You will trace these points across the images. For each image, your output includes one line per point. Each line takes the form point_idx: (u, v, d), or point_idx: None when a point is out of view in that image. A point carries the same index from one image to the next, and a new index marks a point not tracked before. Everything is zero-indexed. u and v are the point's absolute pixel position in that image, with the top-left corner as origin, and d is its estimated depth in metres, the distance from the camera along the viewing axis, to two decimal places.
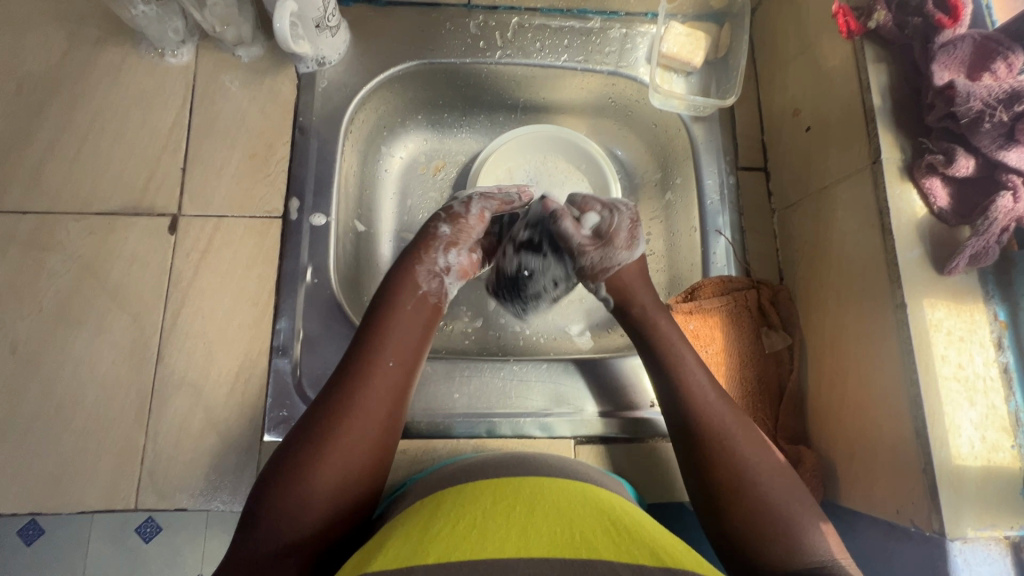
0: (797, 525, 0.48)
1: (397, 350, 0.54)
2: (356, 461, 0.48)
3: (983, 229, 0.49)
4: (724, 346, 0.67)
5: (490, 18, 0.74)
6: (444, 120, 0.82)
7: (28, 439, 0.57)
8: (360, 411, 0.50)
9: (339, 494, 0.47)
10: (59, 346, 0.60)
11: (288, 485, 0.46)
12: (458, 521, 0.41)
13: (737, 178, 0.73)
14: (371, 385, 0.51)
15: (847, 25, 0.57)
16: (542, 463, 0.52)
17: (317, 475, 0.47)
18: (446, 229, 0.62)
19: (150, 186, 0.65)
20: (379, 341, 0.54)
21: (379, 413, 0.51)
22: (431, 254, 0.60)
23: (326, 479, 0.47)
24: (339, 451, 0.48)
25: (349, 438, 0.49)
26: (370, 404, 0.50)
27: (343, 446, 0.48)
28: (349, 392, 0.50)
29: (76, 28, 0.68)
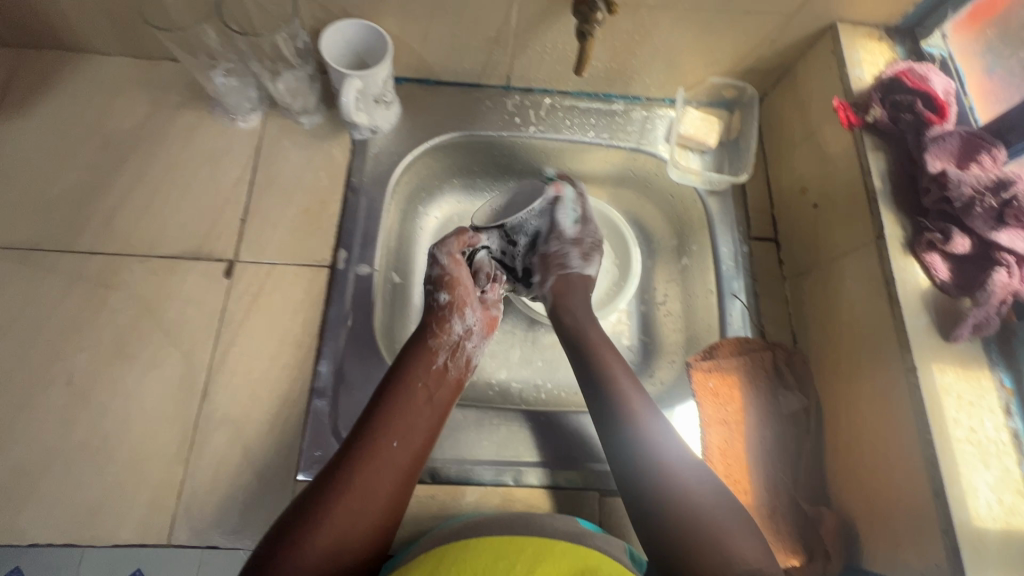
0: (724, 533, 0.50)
1: (407, 426, 0.57)
2: (359, 525, 0.51)
3: (983, 300, 0.54)
4: (743, 405, 0.69)
5: (526, 99, 0.83)
6: (478, 184, 0.90)
7: (71, 468, 0.59)
8: (365, 477, 0.52)
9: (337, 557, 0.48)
10: (112, 379, 0.63)
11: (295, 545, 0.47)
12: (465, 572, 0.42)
13: (749, 248, 0.78)
14: (382, 454, 0.54)
15: (849, 119, 0.64)
16: (542, 525, 0.54)
17: (319, 534, 0.48)
18: (444, 297, 0.68)
19: (212, 233, 0.71)
20: (393, 414, 0.57)
21: (384, 483, 0.53)
22: (445, 327, 0.66)
23: (326, 538, 0.49)
24: (347, 522, 0.50)
25: (354, 503, 0.51)
26: (377, 471, 0.53)
27: (344, 519, 0.50)
28: (358, 460, 0.53)
29: (160, 94, 0.76)
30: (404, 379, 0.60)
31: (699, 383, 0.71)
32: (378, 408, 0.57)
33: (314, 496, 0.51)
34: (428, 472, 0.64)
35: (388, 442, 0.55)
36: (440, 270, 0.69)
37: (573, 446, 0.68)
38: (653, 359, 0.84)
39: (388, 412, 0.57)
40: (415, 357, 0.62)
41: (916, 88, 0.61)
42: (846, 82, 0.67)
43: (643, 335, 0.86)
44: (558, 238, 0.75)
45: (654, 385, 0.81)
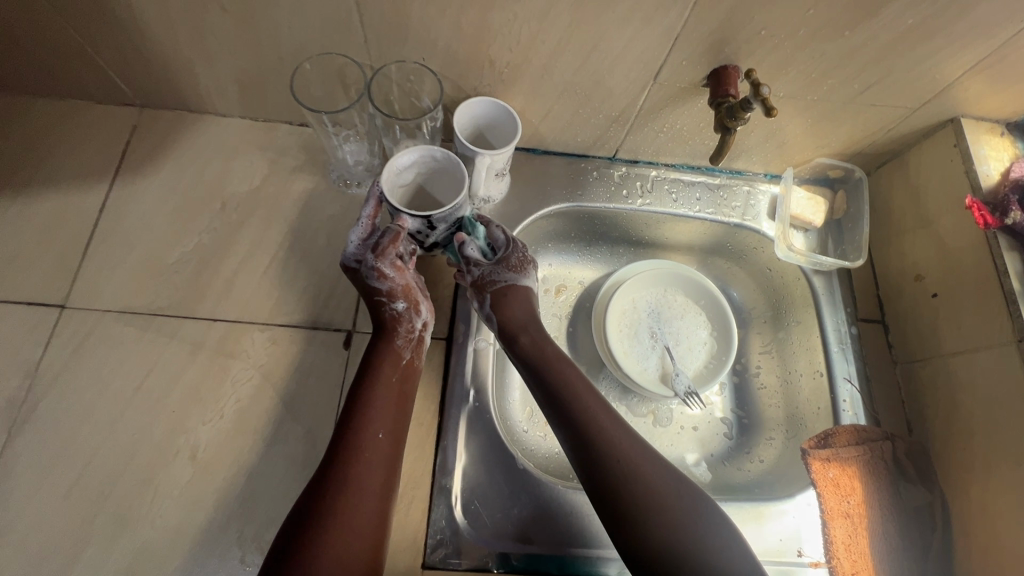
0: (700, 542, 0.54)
1: (386, 425, 0.59)
2: (363, 543, 0.51)
3: None
4: (864, 498, 0.68)
5: (631, 171, 0.84)
6: (573, 248, 0.91)
7: (196, 550, 0.58)
8: (360, 488, 0.53)
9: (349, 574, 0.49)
10: (236, 454, 0.62)
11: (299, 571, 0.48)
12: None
13: (858, 329, 0.78)
14: (366, 459, 0.55)
15: (984, 218, 0.65)
16: None
17: (325, 556, 0.49)
18: (401, 305, 0.65)
19: (330, 302, 0.70)
20: (367, 418, 0.58)
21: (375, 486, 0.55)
22: (405, 325, 0.66)
23: (337, 558, 0.49)
24: (352, 520, 0.52)
25: (354, 517, 0.52)
26: (367, 479, 0.54)
27: (350, 522, 0.51)
28: (348, 472, 0.54)
29: (277, 158, 0.77)
30: (370, 383, 0.61)
31: (818, 472, 0.69)
32: (353, 416, 0.58)
33: (310, 518, 0.51)
34: (554, 562, 0.62)
35: (368, 443, 0.56)
36: (387, 284, 0.64)
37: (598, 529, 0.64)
38: (753, 436, 0.82)
39: (364, 407, 0.58)
40: (380, 356, 0.63)
41: None
42: (974, 178, 0.67)
43: (739, 409, 0.84)
44: (511, 249, 0.70)
45: (755, 464, 0.80)
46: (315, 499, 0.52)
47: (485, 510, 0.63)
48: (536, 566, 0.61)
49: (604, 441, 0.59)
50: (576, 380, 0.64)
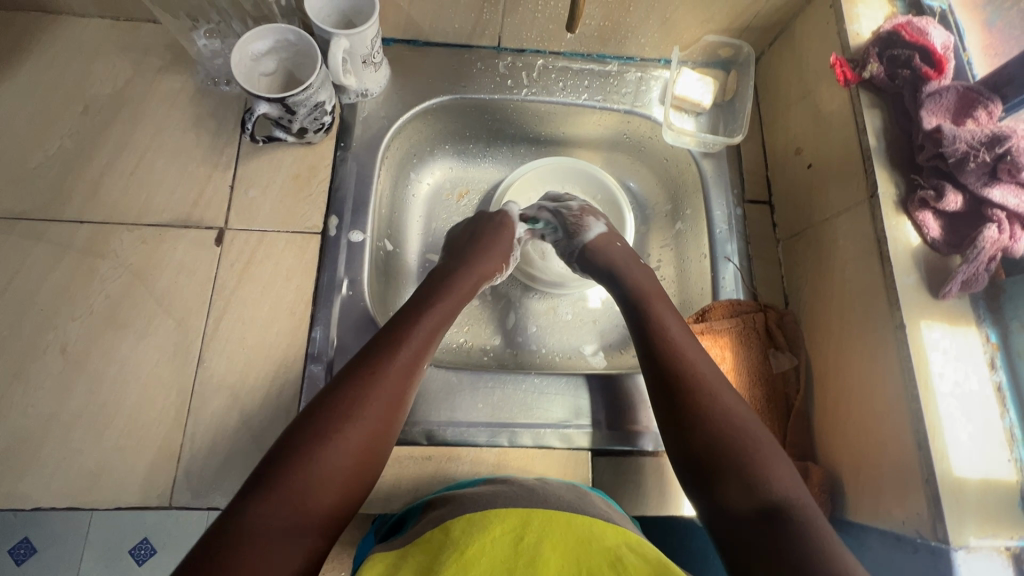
0: (755, 455, 0.52)
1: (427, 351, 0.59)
2: (371, 446, 0.51)
3: (973, 257, 0.54)
4: (734, 366, 0.70)
5: (518, 60, 0.81)
6: (470, 150, 0.89)
7: (70, 436, 0.60)
8: (377, 395, 0.52)
9: (352, 475, 0.48)
10: (107, 347, 0.63)
11: (301, 462, 0.46)
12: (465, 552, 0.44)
13: (743, 210, 0.78)
14: (399, 370, 0.55)
15: (844, 75, 0.63)
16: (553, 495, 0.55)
17: (334, 450, 0.48)
18: None
19: (200, 201, 0.70)
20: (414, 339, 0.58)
21: (395, 399, 0.54)
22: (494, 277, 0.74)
23: (344, 457, 0.48)
24: (372, 411, 0.51)
25: (367, 417, 0.51)
26: (390, 387, 0.53)
27: (369, 412, 0.51)
28: (376, 380, 0.53)
29: (141, 58, 0.74)
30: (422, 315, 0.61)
31: None
32: (400, 335, 0.58)
33: (320, 412, 0.50)
34: (423, 434, 0.65)
35: (407, 362, 0.56)
36: None
37: (479, 407, 0.67)
38: None
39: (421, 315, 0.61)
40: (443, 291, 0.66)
41: (914, 42, 0.60)
42: (844, 38, 0.65)
43: None
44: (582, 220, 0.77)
45: None
46: (334, 392, 0.52)
47: None
48: (405, 438, 0.64)
49: (672, 364, 0.59)
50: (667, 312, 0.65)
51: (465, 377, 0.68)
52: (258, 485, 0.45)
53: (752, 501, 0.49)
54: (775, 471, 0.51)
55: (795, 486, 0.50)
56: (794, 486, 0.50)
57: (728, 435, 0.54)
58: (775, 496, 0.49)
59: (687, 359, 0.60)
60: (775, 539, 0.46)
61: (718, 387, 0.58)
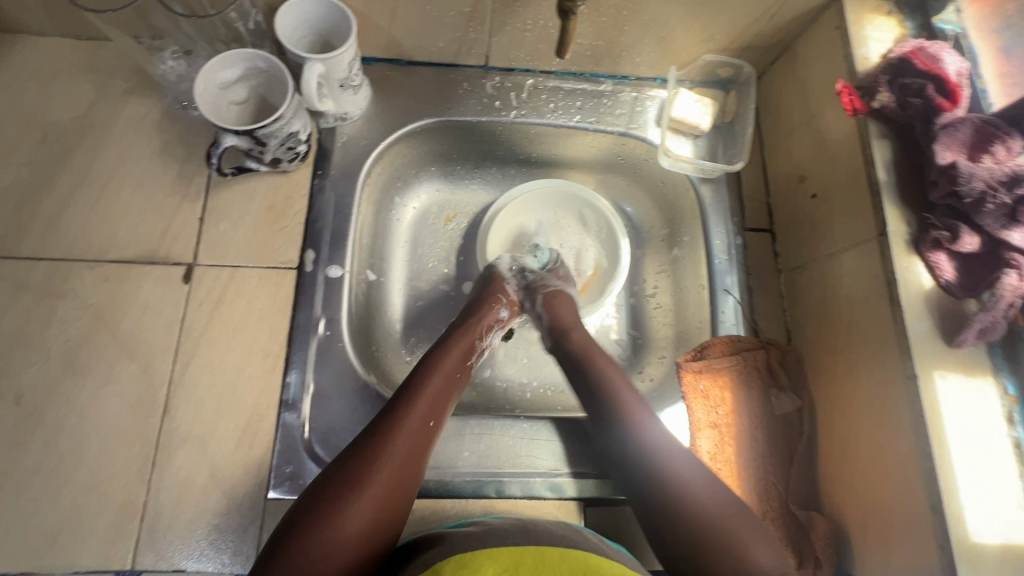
0: (740, 539, 0.50)
1: (440, 405, 0.58)
2: (381, 513, 0.50)
3: (992, 304, 0.50)
4: (734, 407, 0.67)
5: (507, 80, 0.77)
6: (457, 172, 0.85)
7: (24, 494, 0.56)
8: (387, 456, 0.52)
9: (361, 544, 0.48)
10: (66, 397, 0.59)
11: (309, 536, 0.47)
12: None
13: (744, 239, 0.74)
14: (410, 432, 0.54)
15: (852, 104, 0.59)
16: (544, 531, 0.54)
17: (343, 521, 0.48)
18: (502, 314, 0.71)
19: (168, 235, 0.66)
20: (421, 395, 0.57)
21: (405, 460, 0.52)
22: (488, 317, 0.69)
23: (352, 525, 0.48)
24: (388, 471, 0.51)
25: (384, 475, 0.51)
26: (401, 451, 0.53)
27: (385, 472, 0.51)
28: (386, 440, 0.53)
29: (104, 80, 0.69)
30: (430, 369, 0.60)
31: (688, 384, 0.68)
32: (411, 390, 0.57)
33: (337, 474, 0.50)
34: None
35: (416, 421, 0.55)
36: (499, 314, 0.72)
37: (466, 455, 0.63)
38: (643, 354, 0.80)
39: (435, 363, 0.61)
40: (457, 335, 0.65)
41: (926, 72, 0.57)
42: (851, 62, 0.61)
43: (633, 329, 0.82)
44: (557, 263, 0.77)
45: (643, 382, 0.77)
46: (354, 450, 0.52)
47: (335, 439, 0.62)
48: None
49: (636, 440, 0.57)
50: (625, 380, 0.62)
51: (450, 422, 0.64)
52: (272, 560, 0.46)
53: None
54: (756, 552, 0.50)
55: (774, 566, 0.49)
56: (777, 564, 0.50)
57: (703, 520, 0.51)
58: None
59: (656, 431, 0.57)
60: None
61: (683, 466, 0.55)
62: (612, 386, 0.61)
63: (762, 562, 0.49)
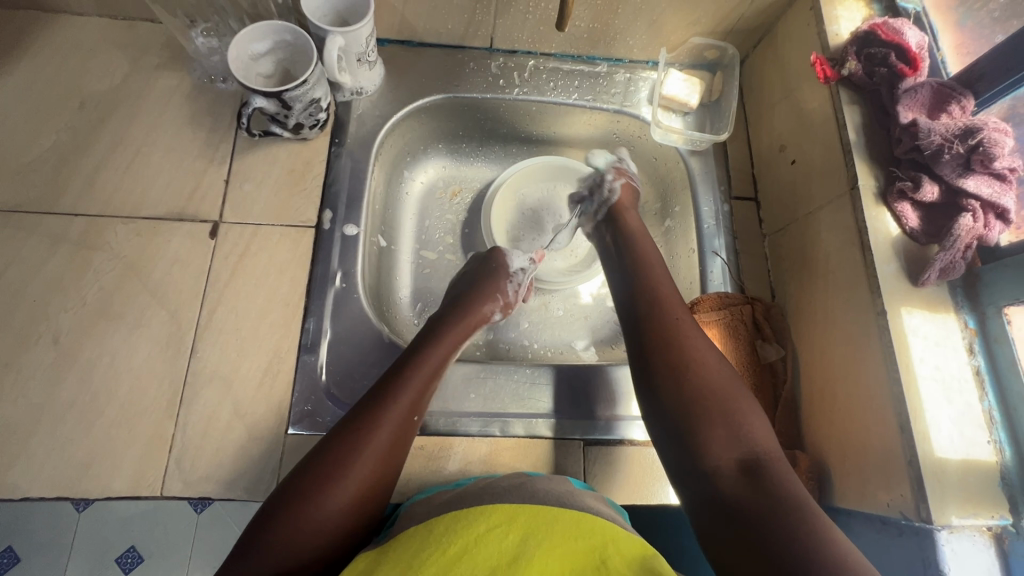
0: (736, 414, 0.54)
1: (419, 403, 0.58)
2: (357, 503, 0.51)
3: (949, 245, 0.56)
4: (722, 357, 0.71)
5: (510, 61, 0.83)
6: (463, 150, 0.91)
7: (60, 426, 0.60)
8: (368, 450, 0.52)
9: (336, 532, 0.49)
10: (100, 339, 0.63)
11: (286, 518, 0.48)
12: (451, 546, 0.44)
13: (730, 206, 0.80)
14: (389, 428, 0.54)
15: (824, 73, 0.65)
16: (535, 488, 0.55)
17: (319, 511, 0.49)
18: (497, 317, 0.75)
19: (195, 195, 0.71)
20: (402, 392, 0.57)
21: (383, 455, 0.53)
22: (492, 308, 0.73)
23: (329, 513, 0.49)
24: (367, 469, 0.52)
25: (363, 467, 0.52)
26: (380, 448, 0.53)
27: (365, 465, 0.52)
28: (368, 432, 0.53)
29: (137, 55, 0.75)
30: (411, 366, 0.60)
31: None
32: (391, 385, 0.57)
33: (314, 469, 0.51)
34: None
35: (396, 418, 0.55)
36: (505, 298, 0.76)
37: (474, 398, 0.68)
38: None
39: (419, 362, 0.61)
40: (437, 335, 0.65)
41: (889, 41, 0.63)
42: (823, 38, 0.68)
43: None
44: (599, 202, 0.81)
45: None
46: (335, 442, 0.53)
47: (350, 381, 0.66)
48: None
49: (654, 319, 0.62)
50: (671, 296, 0.65)
51: (460, 369, 0.69)
52: (247, 551, 0.46)
53: (732, 457, 0.51)
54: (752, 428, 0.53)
55: (773, 446, 0.52)
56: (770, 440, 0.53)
57: (708, 403, 0.54)
58: (751, 449, 0.52)
59: (686, 338, 0.59)
60: (751, 500, 0.47)
61: (705, 359, 0.58)
62: (652, 279, 0.67)
63: (759, 434, 0.53)
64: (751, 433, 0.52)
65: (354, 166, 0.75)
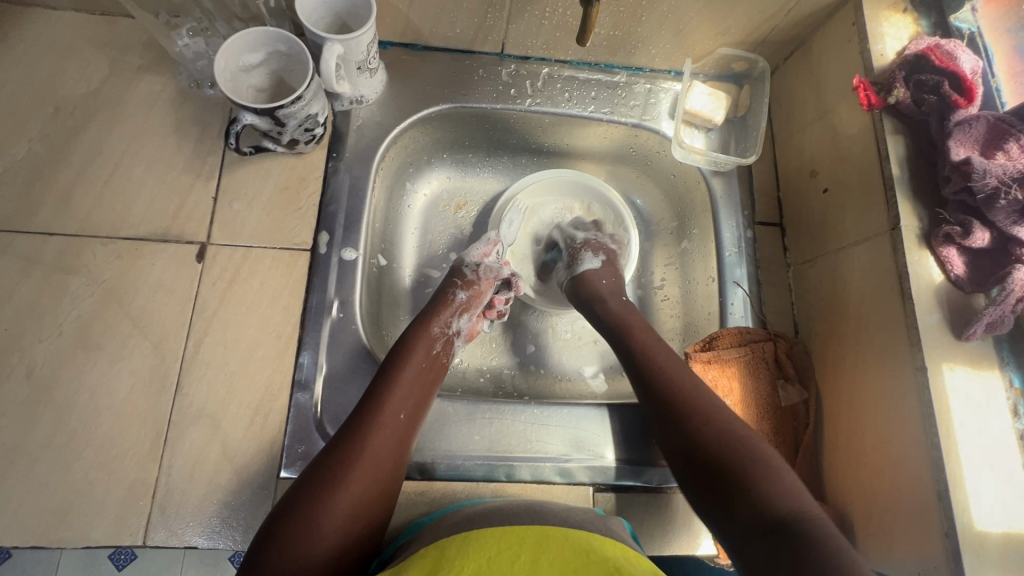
0: (760, 476, 0.47)
1: (406, 409, 0.56)
2: (360, 515, 0.49)
3: (1000, 299, 0.52)
4: (741, 397, 0.67)
5: (522, 68, 0.77)
6: (468, 160, 0.85)
7: (36, 467, 0.56)
8: (357, 466, 0.50)
9: (340, 551, 0.47)
10: (78, 372, 0.59)
11: (285, 541, 0.45)
12: (467, 564, 0.41)
13: (754, 232, 0.75)
14: (382, 435, 0.52)
15: (869, 99, 0.60)
16: (548, 511, 0.53)
17: (319, 530, 0.46)
18: (462, 295, 0.69)
19: (180, 213, 0.65)
20: (392, 393, 0.56)
21: (379, 463, 0.51)
22: (446, 314, 0.66)
23: (331, 529, 0.47)
24: (359, 484, 0.49)
25: (355, 485, 0.49)
26: (377, 456, 0.51)
27: (356, 484, 0.49)
28: (355, 447, 0.51)
29: (118, 56, 0.69)
30: (398, 367, 0.58)
31: (697, 374, 0.68)
32: (374, 395, 0.55)
33: (305, 493, 0.48)
34: (416, 467, 0.61)
35: (387, 422, 0.53)
36: (467, 290, 0.69)
37: (479, 439, 0.64)
38: None
39: (399, 369, 0.58)
40: (415, 339, 0.62)
41: (942, 68, 0.58)
42: (867, 59, 0.62)
43: None
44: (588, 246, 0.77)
45: None
46: (324, 462, 0.50)
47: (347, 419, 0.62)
48: None
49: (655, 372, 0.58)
50: (669, 357, 0.60)
51: (462, 407, 0.65)
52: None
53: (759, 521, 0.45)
54: (778, 485, 0.46)
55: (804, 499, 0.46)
56: (800, 503, 0.45)
57: (725, 455, 0.49)
58: (776, 513, 0.44)
59: (697, 408, 0.54)
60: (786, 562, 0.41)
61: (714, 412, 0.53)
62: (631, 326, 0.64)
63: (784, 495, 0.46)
64: (772, 502, 0.45)
65: (351, 182, 0.70)
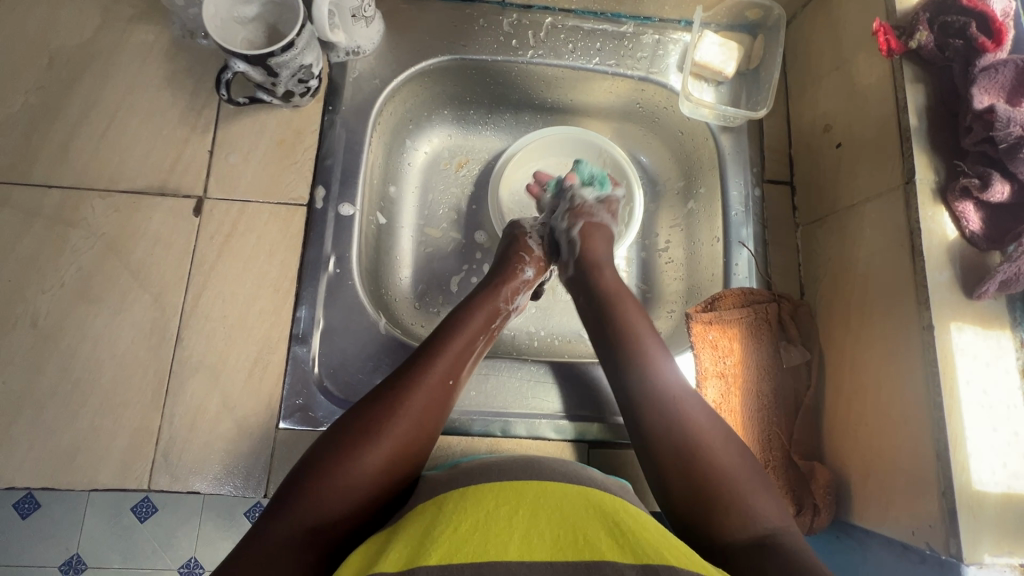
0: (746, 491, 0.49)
1: (454, 374, 0.56)
2: (396, 466, 0.49)
3: (1016, 255, 0.49)
4: (742, 358, 0.66)
5: (524, 18, 0.74)
6: (470, 116, 0.83)
7: (43, 414, 0.57)
8: (400, 415, 0.51)
9: (372, 492, 0.47)
10: (79, 323, 0.60)
11: (322, 476, 0.46)
12: (460, 522, 0.41)
13: (762, 191, 0.72)
14: (428, 393, 0.53)
15: (888, 43, 0.57)
16: (543, 466, 0.53)
17: (355, 470, 0.47)
18: (529, 272, 0.68)
19: (176, 167, 0.65)
20: (441, 355, 0.56)
21: (421, 417, 0.52)
22: (503, 283, 0.66)
23: (366, 472, 0.47)
24: (399, 435, 0.50)
25: (396, 436, 0.50)
26: (421, 411, 0.52)
27: (397, 437, 0.50)
28: (399, 401, 0.51)
29: (109, 6, 0.67)
30: (449, 330, 0.59)
31: (698, 335, 0.67)
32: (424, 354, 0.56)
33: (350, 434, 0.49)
34: None
35: (434, 381, 0.54)
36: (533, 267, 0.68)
37: (475, 395, 0.64)
38: (652, 307, 0.79)
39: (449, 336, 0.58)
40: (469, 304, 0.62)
41: (971, 8, 0.53)
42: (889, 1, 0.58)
43: (643, 283, 0.81)
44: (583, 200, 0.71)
45: None
46: (370, 409, 0.51)
47: (344, 373, 0.63)
48: None
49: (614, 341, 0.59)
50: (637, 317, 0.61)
51: None
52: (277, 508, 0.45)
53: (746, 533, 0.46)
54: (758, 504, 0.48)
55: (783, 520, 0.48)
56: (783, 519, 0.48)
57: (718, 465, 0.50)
58: (760, 532, 0.46)
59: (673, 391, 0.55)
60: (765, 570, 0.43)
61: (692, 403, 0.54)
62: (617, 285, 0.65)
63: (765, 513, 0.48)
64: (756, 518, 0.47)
65: (346, 135, 0.68)
